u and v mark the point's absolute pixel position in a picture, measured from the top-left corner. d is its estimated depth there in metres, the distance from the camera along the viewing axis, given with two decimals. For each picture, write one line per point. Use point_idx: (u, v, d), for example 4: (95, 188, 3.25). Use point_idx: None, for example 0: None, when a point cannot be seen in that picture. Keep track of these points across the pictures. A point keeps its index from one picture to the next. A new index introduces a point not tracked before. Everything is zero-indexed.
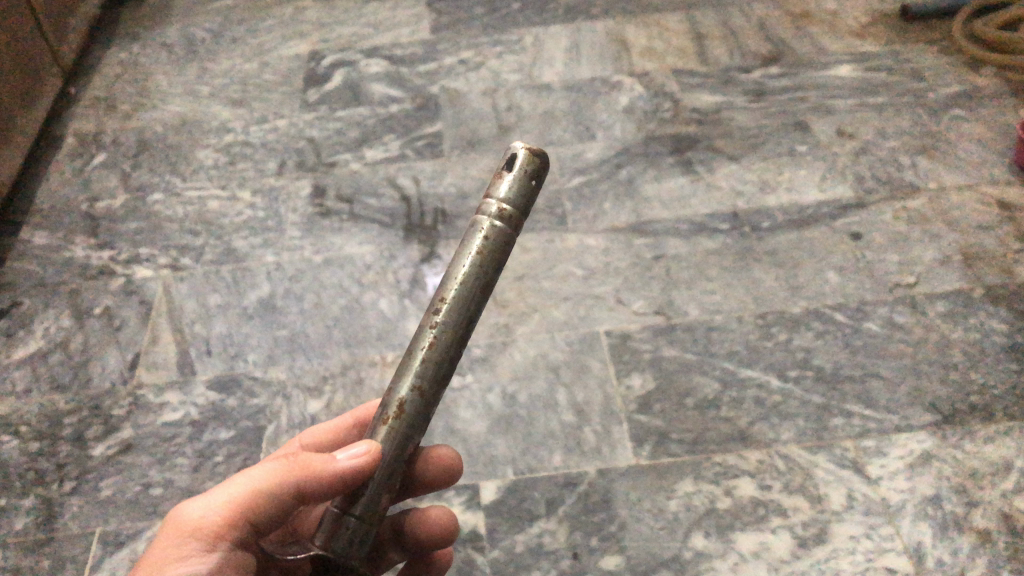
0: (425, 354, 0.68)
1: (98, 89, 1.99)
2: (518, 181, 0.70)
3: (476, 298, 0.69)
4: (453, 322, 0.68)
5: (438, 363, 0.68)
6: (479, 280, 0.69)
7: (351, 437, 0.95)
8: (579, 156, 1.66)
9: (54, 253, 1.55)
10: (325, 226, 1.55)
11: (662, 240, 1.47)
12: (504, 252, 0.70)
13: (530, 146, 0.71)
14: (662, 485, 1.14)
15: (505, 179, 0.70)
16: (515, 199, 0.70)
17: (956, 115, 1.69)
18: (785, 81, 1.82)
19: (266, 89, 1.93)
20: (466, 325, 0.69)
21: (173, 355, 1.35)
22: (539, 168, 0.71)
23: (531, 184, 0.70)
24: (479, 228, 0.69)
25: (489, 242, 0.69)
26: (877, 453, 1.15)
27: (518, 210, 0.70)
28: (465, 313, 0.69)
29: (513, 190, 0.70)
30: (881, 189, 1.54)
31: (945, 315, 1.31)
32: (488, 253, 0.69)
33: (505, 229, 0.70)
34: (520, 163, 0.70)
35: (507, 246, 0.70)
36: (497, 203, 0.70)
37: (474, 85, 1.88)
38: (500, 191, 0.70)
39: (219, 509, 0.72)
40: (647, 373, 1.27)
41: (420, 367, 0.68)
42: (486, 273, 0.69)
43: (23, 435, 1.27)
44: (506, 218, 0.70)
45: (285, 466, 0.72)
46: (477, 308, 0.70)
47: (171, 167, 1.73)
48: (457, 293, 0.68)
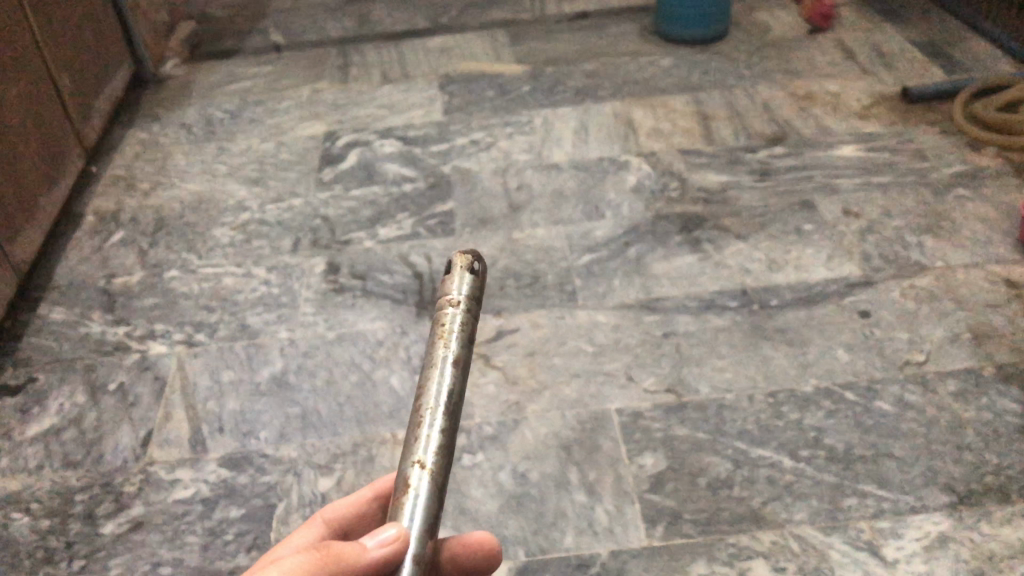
0: (426, 431, 0.69)
1: (119, 168, 2.05)
2: (464, 277, 0.79)
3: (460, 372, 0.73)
4: (443, 401, 0.71)
5: (442, 433, 0.70)
6: (458, 359, 0.73)
7: (375, 513, 0.88)
8: (588, 234, 1.69)
9: (71, 329, 1.58)
10: (339, 302, 1.57)
11: (672, 318, 1.49)
12: (470, 337, 0.76)
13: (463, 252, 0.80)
14: (675, 567, 1.12)
15: (453, 287, 0.78)
16: (468, 295, 0.78)
17: (960, 194, 1.72)
18: (789, 161, 1.86)
19: (283, 169, 1.98)
20: (456, 398, 0.72)
21: (186, 433, 1.35)
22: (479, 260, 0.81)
23: (472, 283, 0.79)
24: (444, 320, 0.75)
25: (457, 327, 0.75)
26: (892, 535, 1.14)
27: (472, 302, 0.78)
28: (452, 390, 0.72)
29: (466, 289, 0.78)
30: (888, 267, 1.55)
31: (957, 394, 1.32)
32: (459, 336, 0.74)
33: (468, 316, 0.76)
34: (456, 269, 0.79)
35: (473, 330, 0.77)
36: (455, 300, 0.77)
37: (486, 164, 1.93)
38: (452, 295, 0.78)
39: None
40: (658, 452, 1.27)
41: (424, 444, 0.69)
42: (459, 347, 0.74)
43: (33, 512, 1.26)
44: (465, 309, 0.77)
45: (313, 558, 0.63)
46: (460, 381, 0.73)
47: (188, 244, 1.76)
48: (439, 371, 0.72)
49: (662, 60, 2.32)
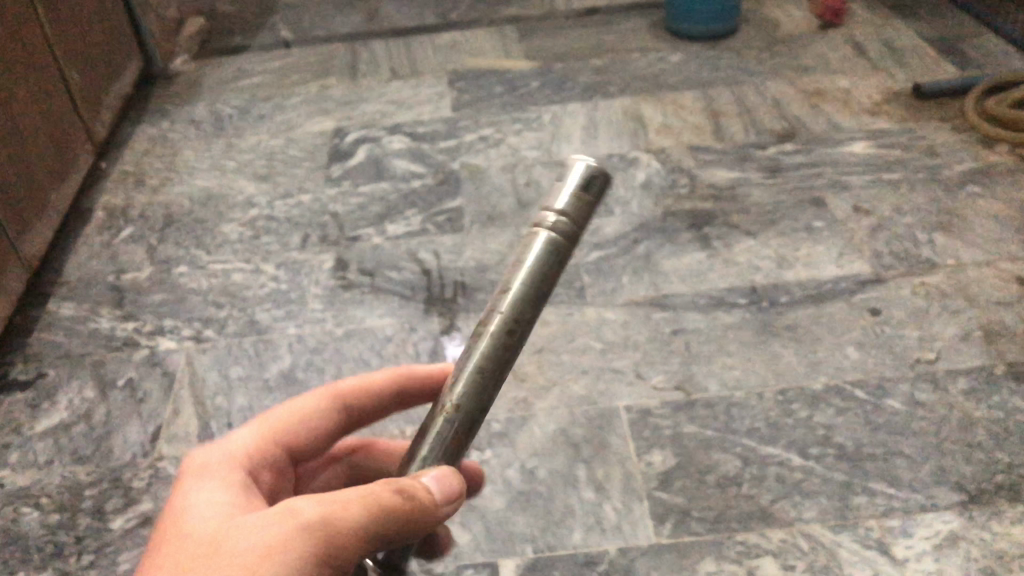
0: (472, 369, 0.63)
1: (129, 163, 2.05)
2: (576, 196, 0.64)
3: (519, 320, 0.64)
4: (501, 339, 0.63)
5: (489, 374, 0.64)
6: (534, 295, 0.64)
7: (385, 408, 0.90)
8: (597, 231, 1.69)
9: (80, 324, 1.58)
10: (347, 299, 1.57)
11: (681, 315, 1.48)
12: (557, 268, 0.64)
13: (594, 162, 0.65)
14: (684, 565, 1.12)
15: (559, 199, 0.64)
16: (573, 217, 0.64)
17: (971, 191, 1.71)
18: (799, 157, 1.85)
19: (292, 165, 1.98)
20: (518, 336, 0.64)
21: (195, 429, 1.36)
22: (602, 175, 0.65)
23: (588, 199, 0.65)
24: (537, 242, 0.64)
25: (533, 264, 0.64)
26: (902, 533, 1.13)
27: (573, 227, 0.64)
28: (517, 328, 0.63)
29: (575, 208, 0.64)
30: (899, 264, 1.54)
31: (968, 393, 1.31)
32: (543, 269, 0.63)
33: (561, 245, 0.64)
34: (578, 178, 0.64)
35: (556, 271, 0.65)
36: (554, 218, 0.64)
37: (495, 161, 1.93)
38: (558, 207, 0.65)
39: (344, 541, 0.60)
40: (667, 449, 1.26)
41: (466, 384, 0.63)
42: (536, 285, 0.63)
43: (43, 507, 1.26)
44: (560, 235, 0.64)
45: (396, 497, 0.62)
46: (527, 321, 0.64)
47: (197, 240, 1.76)
48: (509, 304, 0.63)
49: (671, 57, 2.31)
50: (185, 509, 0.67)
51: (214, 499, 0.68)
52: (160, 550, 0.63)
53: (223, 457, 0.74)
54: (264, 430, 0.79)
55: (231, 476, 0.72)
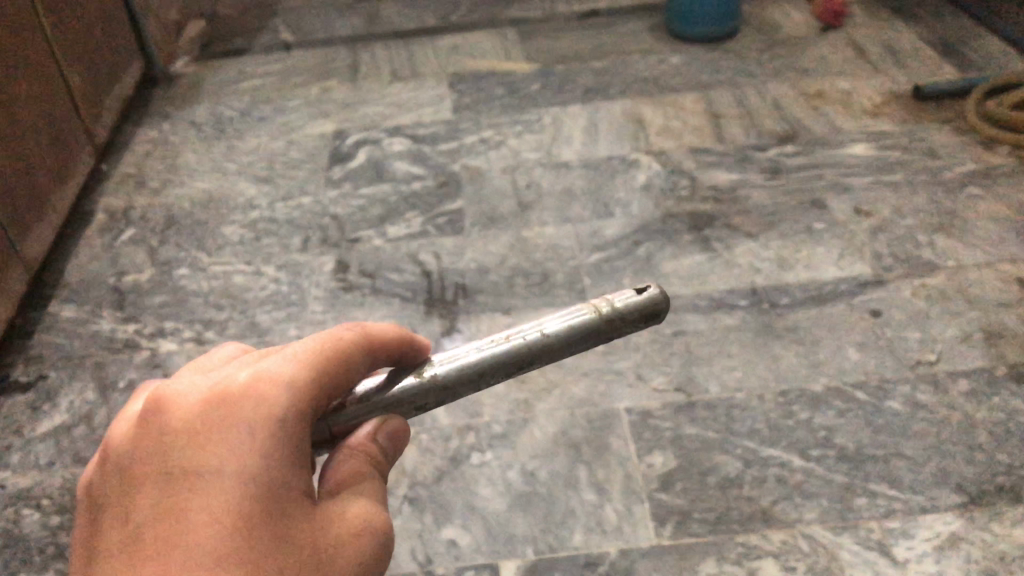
0: (467, 358, 0.69)
1: (130, 165, 2.05)
2: (634, 301, 0.70)
3: (529, 354, 0.68)
4: (503, 354, 0.68)
5: (471, 369, 0.68)
6: (552, 343, 0.69)
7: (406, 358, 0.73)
8: (598, 233, 1.69)
9: (81, 326, 1.58)
10: (348, 301, 1.57)
11: (682, 316, 1.48)
12: (580, 343, 0.69)
13: (663, 293, 0.71)
14: (684, 566, 1.12)
15: (618, 293, 0.71)
16: (621, 315, 0.70)
17: (972, 193, 1.71)
18: (800, 159, 1.85)
19: (293, 167, 1.98)
20: (516, 360, 0.68)
21: None
22: (665, 303, 0.70)
23: (642, 311, 0.70)
24: (582, 313, 0.70)
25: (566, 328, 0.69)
26: (902, 535, 1.13)
27: (615, 324, 0.70)
28: (520, 355, 0.68)
29: (628, 309, 0.70)
30: (900, 266, 1.55)
31: (969, 394, 1.31)
32: (570, 333, 0.69)
33: (598, 329, 0.69)
34: (642, 293, 0.71)
35: (578, 345, 0.70)
36: (608, 306, 0.70)
37: (495, 163, 1.93)
38: (615, 301, 0.70)
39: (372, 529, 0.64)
40: (668, 451, 1.26)
41: (452, 365, 0.68)
42: (555, 340, 0.69)
43: (44, 508, 1.26)
44: (602, 320, 0.69)
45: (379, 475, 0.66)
46: (528, 359, 0.68)
47: (198, 242, 1.77)
48: (532, 335, 0.69)
49: (671, 59, 2.32)
50: (240, 477, 0.58)
51: (273, 473, 0.59)
52: (214, 532, 0.56)
53: (278, 396, 0.61)
54: (317, 361, 0.63)
55: (290, 437, 0.60)
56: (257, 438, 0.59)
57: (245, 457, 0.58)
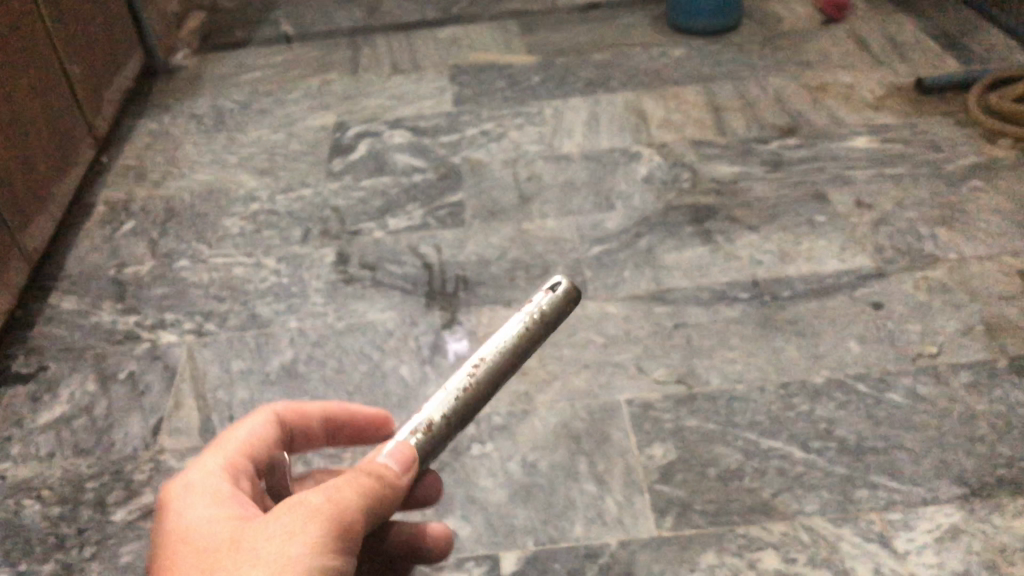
0: (457, 393, 0.80)
1: (130, 157, 2.05)
2: (552, 298, 0.86)
3: (494, 371, 0.82)
4: (483, 377, 0.81)
5: (464, 397, 0.80)
6: (511, 356, 0.83)
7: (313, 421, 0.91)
8: (599, 225, 1.68)
9: (82, 318, 1.58)
10: (348, 293, 1.57)
11: (682, 308, 1.48)
12: (528, 344, 0.84)
13: (570, 284, 0.88)
14: (685, 558, 1.12)
15: (539, 293, 0.86)
16: (547, 313, 0.85)
17: (974, 185, 1.70)
18: (801, 152, 1.85)
19: (293, 159, 1.98)
20: (494, 378, 0.82)
21: (196, 421, 1.36)
22: (573, 293, 0.88)
23: (558, 304, 0.86)
24: (521, 322, 0.84)
25: (500, 350, 0.83)
26: (903, 527, 1.13)
27: (548, 320, 0.85)
28: (493, 374, 0.82)
29: (549, 307, 0.86)
30: (901, 259, 1.54)
31: (970, 386, 1.31)
32: (519, 339, 0.84)
33: (537, 330, 0.85)
34: (556, 291, 0.87)
35: (528, 345, 0.84)
36: (536, 310, 0.85)
37: (496, 155, 1.92)
38: (538, 305, 0.85)
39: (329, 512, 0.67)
40: (668, 442, 1.26)
41: (452, 403, 0.79)
42: (509, 349, 0.83)
43: (44, 499, 1.26)
44: (538, 322, 0.85)
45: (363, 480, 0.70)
46: (499, 373, 0.82)
47: (198, 234, 1.76)
48: (495, 355, 0.82)
49: (673, 51, 2.31)
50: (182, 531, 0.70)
51: (204, 520, 0.70)
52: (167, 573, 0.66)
53: (201, 480, 0.75)
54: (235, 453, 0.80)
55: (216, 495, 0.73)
56: (188, 505, 0.72)
57: (184, 519, 0.71)
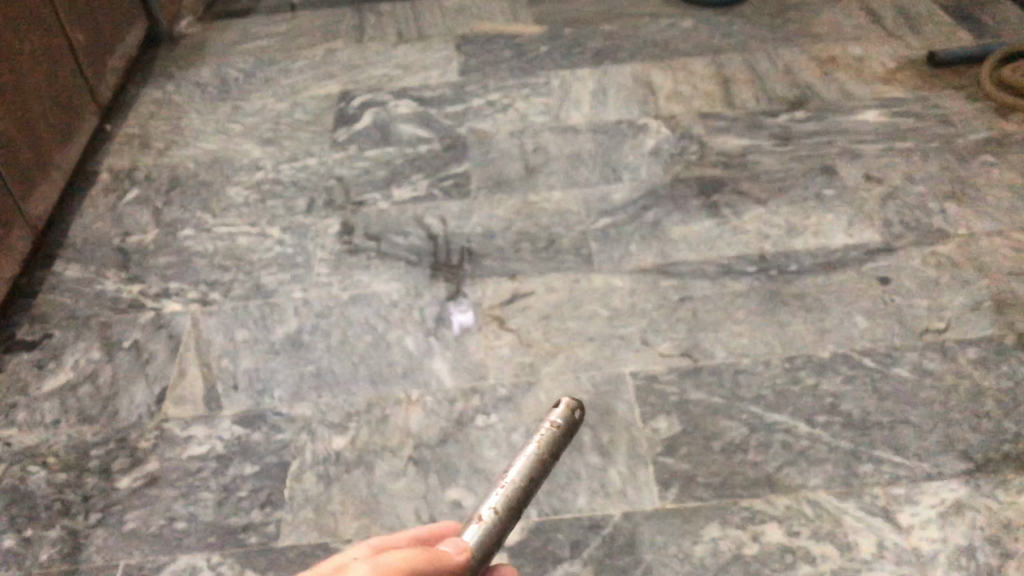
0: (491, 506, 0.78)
1: (134, 126, 2.04)
2: (567, 412, 0.91)
3: (521, 486, 0.81)
4: (512, 494, 0.80)
5: (500, 508, 0.78)
6: (537, 469, 0.84)
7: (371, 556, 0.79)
8: (605, 197, 1.67)
9: (86, 286, 1.58)
10: (353, 263, 1.56)
11: (689, 282, 1.47)
12: (552, 453, 0.87)
13: (571, 401, 0.93)
14: (688, 530, 1.12)
15: (554, 407, 0.92)
16: (561, 423, 0.90)
17: (985, 160, 1.69)
18: (811, 125, 1.83)
19: (298, 128, 1.96)
20: (521, 487, 0.81)
21: (200, 390, 1.36)
22: (580, 409, 0.92)
23: (570, 417, 0.91)
24: (540, 432, 0.88)
25: (543, 439, 0.87)
26: (907, 501, 1.13)
27: (564, 429, 0.90)
28: (521, 489, 0.81)
29: (563, 418, 0.90)
30: (910, 234, 1.53)
31: (977, 362, 1.30)
32: (543, 450, 0.86)
33: (555, 440, 0.88)
34: (563, 406, 0.92)
35: (551, 455, 0.87)
36: (551, 422, 0.89)
37: (502, 126, 1.91)
38: (551, 418, 0.90)
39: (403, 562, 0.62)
40: (673, 415, 1.26)
41: (491, 512, 0.77)
42: (535, 461, 0.84)
43: (50, 466, 1.27)
44: (558, 430, 0.89)
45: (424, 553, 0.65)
46: (527, 488, 0.82)
47: (203, 203, 1.76)
48: (522, 470, 0.83)
49: (682, 22, 2.28)
50: None
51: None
52: None
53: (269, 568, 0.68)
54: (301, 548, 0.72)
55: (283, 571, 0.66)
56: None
57: None
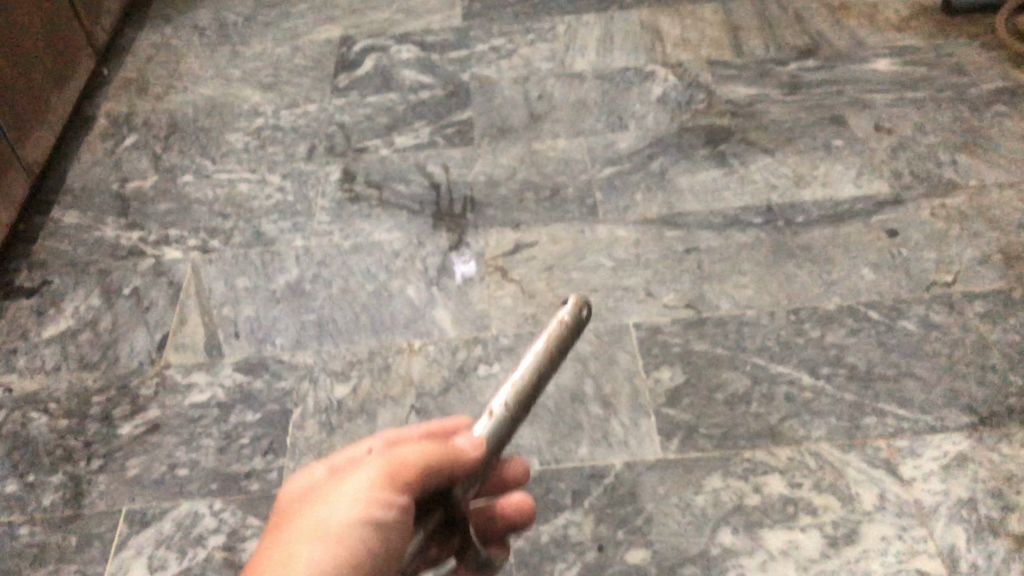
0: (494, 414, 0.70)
1: (131, 70, 2.00)
2: (575, 311, 0.76)
3: (528, 390, 0.71)
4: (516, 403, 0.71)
5: (504, 415, 0.70)
6: (544, 370, 0.72)
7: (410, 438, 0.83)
8: (611, 146, 1.64)
9: (85, 233, 1.56)
10: (354, 211, 1.55)
11: (694, 232, 1.45)
12: (560, 352, 0.74)
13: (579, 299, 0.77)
14: (690, 480, 1.12)
15: (565, 303, 0.76)
16: (570, 322, 0.75)
17: (998, 111, 1.65)
18: (822, 74, 1.79)
19: (298, 74, 1.92)
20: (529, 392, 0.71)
21: (201, 338, 1.35)
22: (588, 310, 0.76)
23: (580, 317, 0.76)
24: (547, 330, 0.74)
25: (552, 334, 0.74)
26: (910, 454, 1.13)
27: (574, 326, 0.75)
28: (526, 396, 0.71)
29: (570, 317, 0.75)
30: (919, 185, 1.51)
31: (984, 315, 1.29)
32: (551, 351, 0.73)
33: (565, 338, 0.75)
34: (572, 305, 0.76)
35: (560, 354, 0.74)
36: (559, 320, 0.75)
37: (506, 73, 1.87)
38: (561, 315, 0.75)
39: (408, 464, 0.68)
40: (676, 366, 1.25)
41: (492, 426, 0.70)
42: (540, 362, 0.72)
43: (51, 412, 1.27)
44: (566, 330, 0.75)
45: (435, 449, 0.69)
46: (534, 390, 0.71)
47: (202, 150, 1.73)
48: (527, 374, 0.71)
49: None
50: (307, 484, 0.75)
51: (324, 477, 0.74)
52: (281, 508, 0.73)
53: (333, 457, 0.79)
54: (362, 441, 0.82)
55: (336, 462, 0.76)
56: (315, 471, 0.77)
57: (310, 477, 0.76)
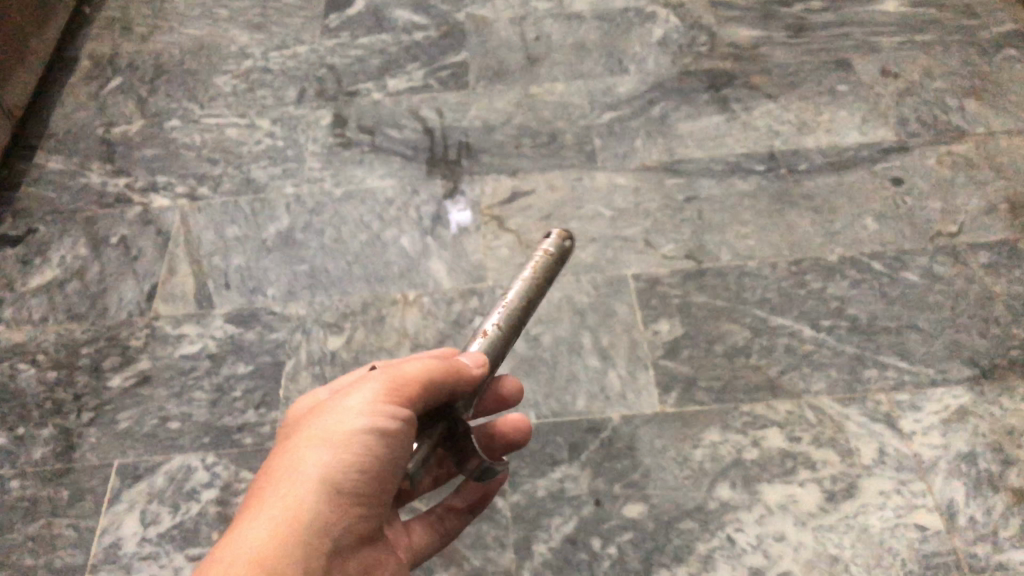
0: (492, 330, 0.79)
1: (113, 9, 1.93)
2: (555, 244, 0.89)
3: (521, 310, 0.81)
4: (511, 320, 0.80)
5: (501, 332, 0.79)
6: (532, 294, 0.83)
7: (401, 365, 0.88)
8: (610, 91, 1.60)
9: (70, 179, 1.52)
10: (347, 157, 1.51)
11: (695, 181, 1.42)
12: (545, 281, 0.86)
13: (560, 232, 0.91)
14: (688, 434, 1.11)
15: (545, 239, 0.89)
16: (553, 253, 0.88)
17: (1009, 55, 1.61)
18: (828, 16, 1.73)
19: (287, 13, 1.86)
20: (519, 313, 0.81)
21: (191, 288, 1.32)
22: (567, 242, 0.90)
23: (560, 250, 0.89)
24: (533, 261, 0.86)
25: (537, 264, 0.86)
26: (910, 408, 1.12)
27: (555, 260, 0.88)
28: (519, 315, 0.81)
29: (554, 249, 0.89)
30: (926, 132, 1.47)
31: (988, 267, 1.26)
32: (538, 279, 0.84)
33: (549, 267, 0.87)
34: (553, 239, 0.89)
35: (546, 283, 0.85)
36: (544, 251, 0.88)
37: (502, 12, 1.80)
38: (544, 249, 0.88)
39: (410, 378, 0.70)
40: (675, 318, 1.23)
41: (490, 341, 0.78)
42: (529, 287, 0.83)
43: (40, 364, 1.25)
44: (550, 260, 0.87)
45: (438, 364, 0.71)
46: (524, 312, 0.82)
47: (189, 93, 1.68)
48: (518, 296, 0.82)
49: None
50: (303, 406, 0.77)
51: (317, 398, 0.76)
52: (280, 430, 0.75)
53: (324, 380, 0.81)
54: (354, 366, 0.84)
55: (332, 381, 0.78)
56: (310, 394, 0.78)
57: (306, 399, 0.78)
